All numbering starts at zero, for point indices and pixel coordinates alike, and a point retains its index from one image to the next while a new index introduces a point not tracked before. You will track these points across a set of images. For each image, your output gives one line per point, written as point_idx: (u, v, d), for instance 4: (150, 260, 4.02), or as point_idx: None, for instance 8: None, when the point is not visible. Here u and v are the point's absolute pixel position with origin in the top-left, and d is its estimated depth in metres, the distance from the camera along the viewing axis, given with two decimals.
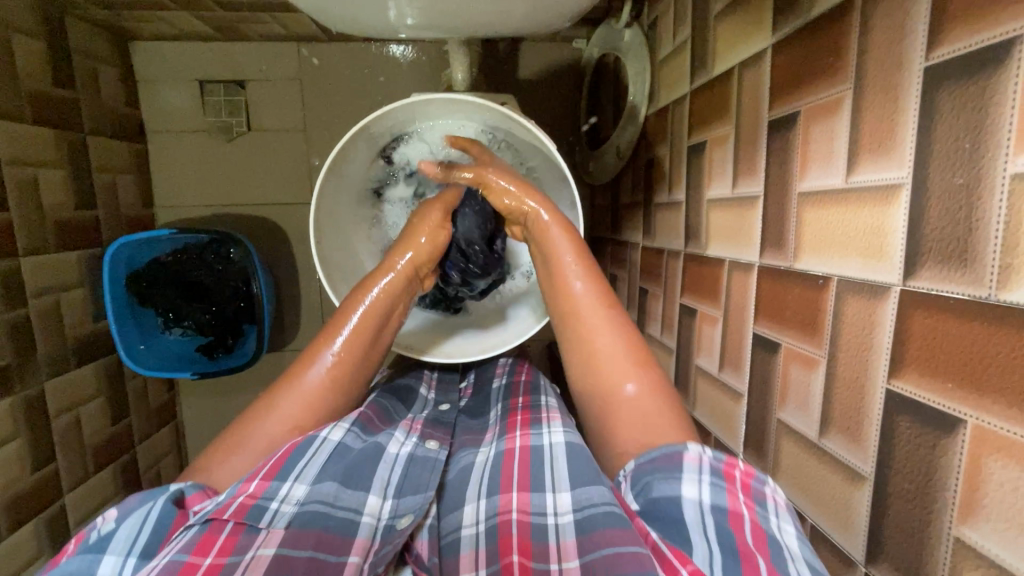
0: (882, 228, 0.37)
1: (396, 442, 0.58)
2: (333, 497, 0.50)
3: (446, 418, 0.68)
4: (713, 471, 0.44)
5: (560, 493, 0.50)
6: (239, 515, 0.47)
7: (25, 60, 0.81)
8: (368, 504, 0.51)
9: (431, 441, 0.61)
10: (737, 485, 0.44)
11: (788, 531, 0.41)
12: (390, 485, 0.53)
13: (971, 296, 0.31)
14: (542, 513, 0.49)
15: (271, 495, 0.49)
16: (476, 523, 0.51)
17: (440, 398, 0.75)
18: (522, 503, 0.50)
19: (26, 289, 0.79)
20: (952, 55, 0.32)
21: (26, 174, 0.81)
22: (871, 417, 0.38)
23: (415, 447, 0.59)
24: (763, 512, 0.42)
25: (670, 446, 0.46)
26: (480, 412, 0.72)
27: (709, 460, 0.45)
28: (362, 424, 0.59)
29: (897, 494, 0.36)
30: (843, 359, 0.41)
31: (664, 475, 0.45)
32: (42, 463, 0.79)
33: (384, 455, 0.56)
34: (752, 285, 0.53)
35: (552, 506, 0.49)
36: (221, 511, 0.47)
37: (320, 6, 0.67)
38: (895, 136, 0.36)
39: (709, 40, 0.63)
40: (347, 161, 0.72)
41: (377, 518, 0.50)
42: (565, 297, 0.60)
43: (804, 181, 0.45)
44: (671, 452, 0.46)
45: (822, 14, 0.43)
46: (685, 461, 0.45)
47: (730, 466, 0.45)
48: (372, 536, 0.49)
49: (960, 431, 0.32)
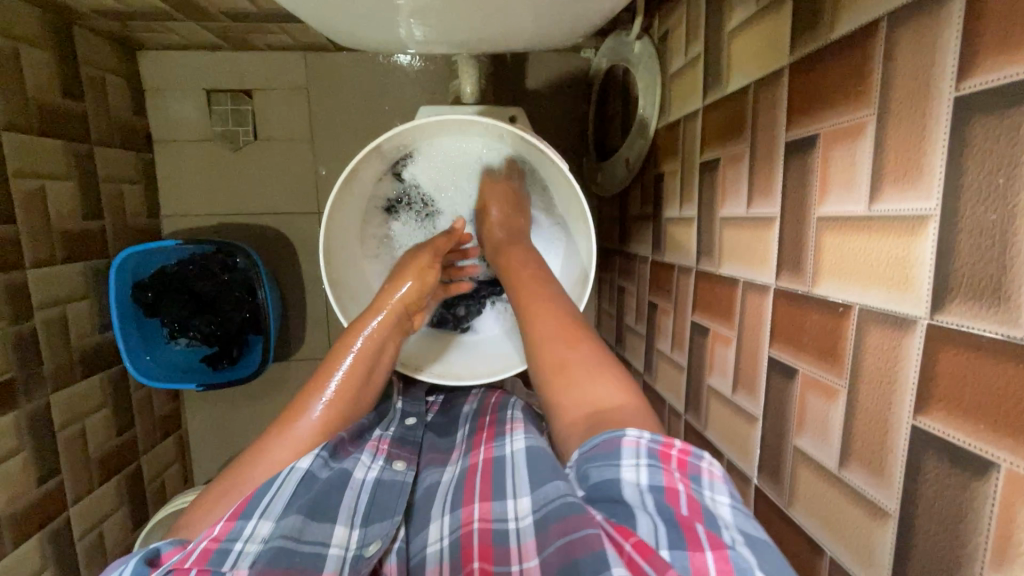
0: (907, 260, 0.36)
1: (362, 467, 0.60)
2: (298, 531, 0.51)
3: (414, 436, 0.67)
4: (650, 453, 0.41)
5: (520, 499, 0.51)
6: (201, 561, 0.47)
7: (32, 71, 0.81)
8: (335, 535, 0.53)
9: (398, 461, 0.62)
10: (674, 464, 0.41)
11: (722, 503, 0.39)
12: (357, 513, 0.55)
13: (1003, 335, 0.30)
14: (503, 520, 0.50)
15: (236, 536, 0.49)
16: (440, 539, 0.53)
17: (409, 409, 0.73)
18: (484, 512, 0.52)
19: (32, 301, 0.79)
20: (985, 86, 0.31)
21: (33, 186, 0.80)
22: (895, 451, 0.37)
23: (381, 471, 0.60)
24: (699, 488, 0.40)
25: (611, 431, 0.43)
26: (450, 429, 0.72)
27: (647, 443, 0.41)
28: (332, 449, 0.59)
29: (925, 534, 0.35)
30: (864, 390, 0.40)
31: (597, 461, 0.42)
32: (47, 476, 0.79)
33: (351, 481, 0.57)
34: (768, 308, 0.52)
35: (512, 511, 0.50)
36: (183, 560, 0.46)
37: (329, 22, 0.67)
38: (922, 165, 0.35)
39: (723, 56, 0.63)
40: (356, 179, 0.72)
41: (345, 548, 0.52)
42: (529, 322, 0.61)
43: (824, 205, 0.44)
44: (606, 438, 0.43)
45: (844, 37, 0.42)
46: (622, 446, 0.42)
47: (667, 445, 0.42)
48: (340, 567, 0.51)
49: (992, 475, 0.30)
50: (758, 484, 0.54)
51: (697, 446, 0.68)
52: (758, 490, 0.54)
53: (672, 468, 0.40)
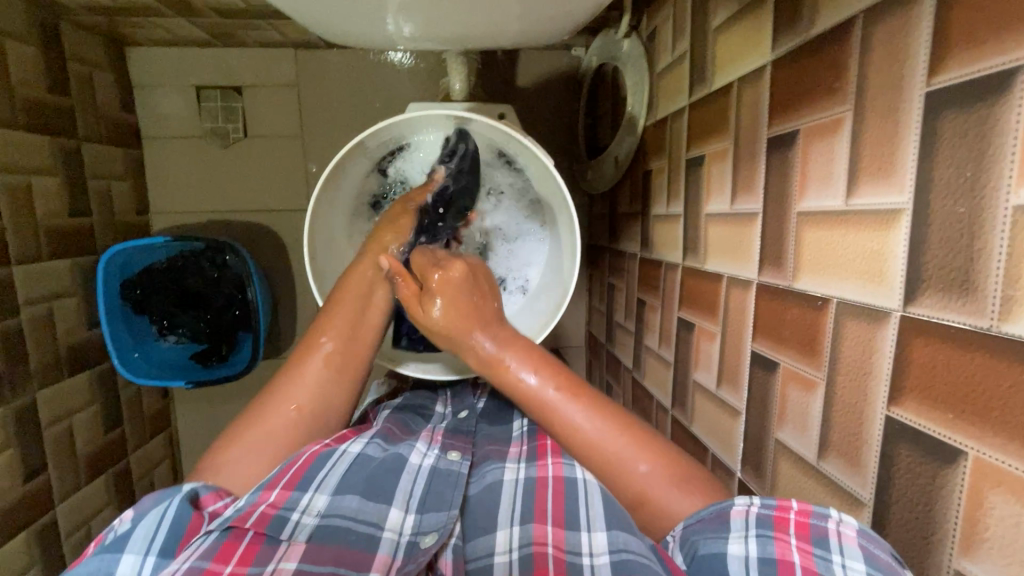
0: (881, 253, 0.36)
1: (418, 453, 0.58)
2: (355, 512, 0.51)
3: (467, 427, 0.67)
4: (762, 522, 0.41)
5: (596, 532, 0.49)
6: (260, 524, 0.47)
7: (18, 66, 0.80)
8: (390, 518, 0.51)
9: (453, 452, 0.59)
10: (793, 530, 0.40)
11: (858, 573, 0.36)
12: (413, 498, 0.53)
13: (971, 326, 0.30)
14: (577, 553, 0.48)
15: (292, 505, 0.50)
16: (509, 550, 0.50)
17: (457, 409, 0.73)
18: (557, 539, 0.50)
19: (18, 297, 0.78)
20: (953, 82, 0.31)
21: (19, 182, 0.80)
22: (869, 442, 0.38)
23: (437, 459, 0.57)
24: (825, 558, 0.38)
25: (718, 503, 0.44)
26: (501, 418, 0.71)
27: (757, 511, 0.42)
28: (384, 436, 0.60)
29: (898, 523, 0.36)
30: (842, 382, 0.40)
31: (705, 533, 0.44)
32: (34, 474, 0.78)
33: (407, 467, 0.56)
34: (751, 303, 0.53)
35: (587, 545, 0.49)
36: (241, 519, 0.47)
37: (317, 17, 0.66)
38: (895, 159, 0.35)
39: (708, 53, 0.63)
40: (342, 175, 0.72)
41: (398, 533, 0.50)
42: (561, 425, 0.54)
43: (804, 201, 0.45)
44: (714, 513, 0.44)
45: (823, 34, 0.42)
46: (730, 518, 0.43)
47: (782, 509, 0.41)
48: (394, 552, 0.48)
49: (960, 463, 0.31)
50: (741, 478, 0.55)
51: (683, 441, 0.69)
52: (741, 483, 0.55)
53: (788, 534, 0.40)
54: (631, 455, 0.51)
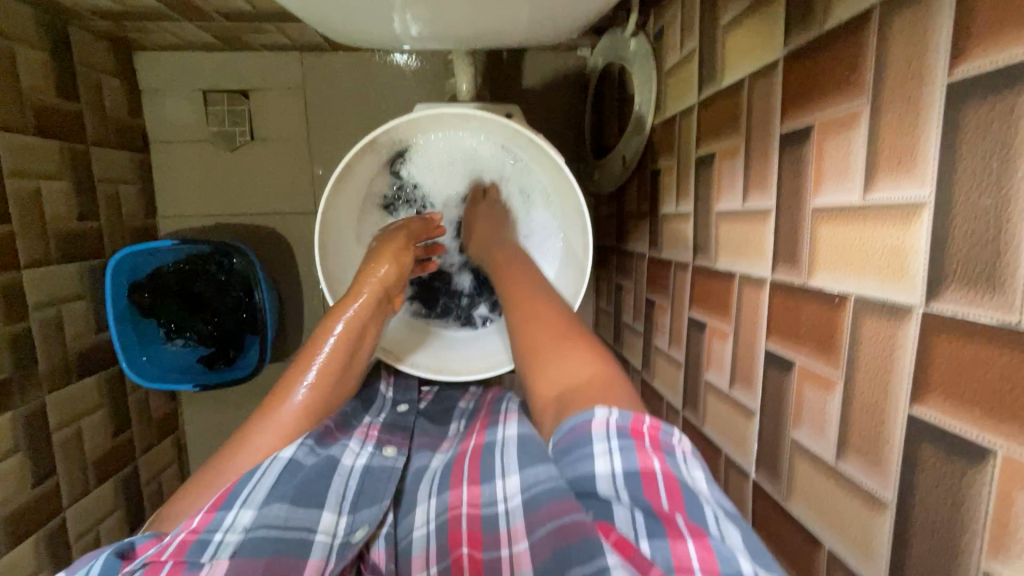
0: (902, 248, 0.36)
1: (351, 453, 0.60)
2: (283, 519, 0.51)
3: (405, 421, 0.68)
4: (621, 432, 0.40)
5: (510, 480, 0.51)
6: (179, 554, 0.45)
7: (27, 71, 0.81)
8: (322, 522, 0.53)
9: (388, 447, 0.63)
10: (646, 441, 0.40)
11: (698, 476, 0.39)
12: (346, 500, 0.55)
13: (998, 321, 0.30)
14: (491, 505, 0.52)
15: (215, 527, 0.48)
16: (427, 523, 0.55)
17: (398, 397, 0.74)
18: (473, 497, 0.54)
19: (26, 300, 0.79)
20: (976, 71, 0.31)
21: (27, 185, 0.80)
22: (891, 441, 0.37)
23: (372, 458, 0.60)
24: (672, 462, 0.39)
25: (579, 416, 0.42)
26: (440, 416, 0.73)
27: (615, 423, 0.40)
28: (319, 436, 0.58)
29: (921, 525, 0.35)
30: (861, 379, 0.40)
31: (571, 449, 0.41)
32: (42, 478, 0.78)
33: (339, 468, 0.57)
34: (764, 301, 0.52)
35: (500, 495, 0.51)
36: (159, 553, 0.45)
37: (326, 19, 0.67)
38: (916, 152, 0.35)
39: (718, 51, 0.63)
40: (352, 174, 0.72)
41: (331, 535, 0.52)
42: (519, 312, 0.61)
43: (819, 196, 0.44)
44: (577, 424, 0.42)
45: (839, 26, 0.42)
46: (592, 430, 0.41)
47: (637, 423, 0.41)
48: (328, 555, 0.51)
49: (989, 462, 0.30)
50: (756, 479, 0.54)
51: (695, 442, 0.68)
52: (756, 485, 0.54)
53: (644, 444, 0.39)
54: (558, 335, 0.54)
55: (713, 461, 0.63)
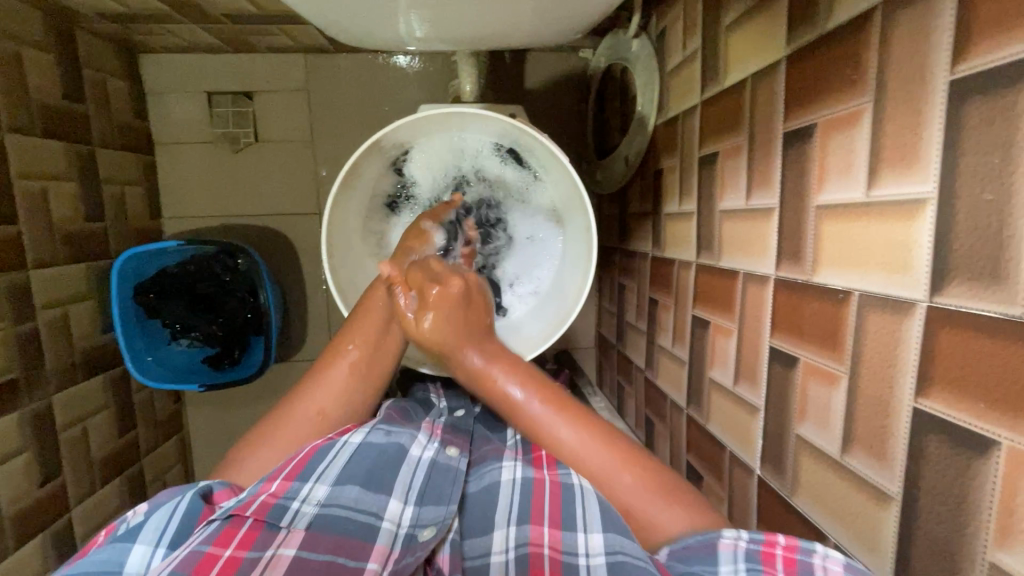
0: (906, 244, 0.36)
1: (419, 445, 0.59)
2: (354, 502, 0.51)
3: (464, 424, 0.67)
4: (749, 555, 0.41)
5: (592, 534, 0.50)
6: (260, 512, 0.48)
7: (34, 74, 0.81)
8: (389, 509, 0.51)
9: (451, 447, 0.60)
10: (779, 564, 0.40)
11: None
12: (413, 491, 0.54)
13: (1002, 314, 0.30)
14: (573, 553, 0.49)
15: (292, 495, 0.50)
16: (505, 550, 0.52)
17: (453, 405, 0.73)
18: (554, 540, 0.51)
19: (34, 301, 0.79)
20: (978, 69, 0.31)
21: (35, 187, 0.81)
22: (896, 435, 0.37)
23: (437, 453, 0.58)
24: None
25: (705, 534, 0.44)
26: (501, 417, 0.71)
27: (745, 545, 0.42)
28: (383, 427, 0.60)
29: (927, 517, 0.35)
30: (866, 374, 0.40)
31: (689, 561, 0.43)
32: (49, 477, 0.79)
33: (407, 458, 0.57)
34: (768, 298, 0.53)
35: (584, 546, 0.49)
36: (243, 507, 0.48)
37: (332, 20, 0.67)
38: (919, 149, 0.35)
39: (720, 51, 0.63)
40: (358, 174, 0.73)
41: (397, 524, 0.51)
42: (554, 448, 0.53)
43: (822, 194, 0.45)
44: (702, 540, 0.44)
45: (840, 26, 0.42)
46: (718, 550, 0.43)
47: (770, 544, 0.42)
48: (392, 542, 0.49)
49: (994, 453, 0.31)
50: (761, 475, 0.54)
51: (699, 440, 0.68)
52: (761, 481, 0.54)
53: (776, 570, 0.40)
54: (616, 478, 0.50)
55: (717, 458, 0.63)
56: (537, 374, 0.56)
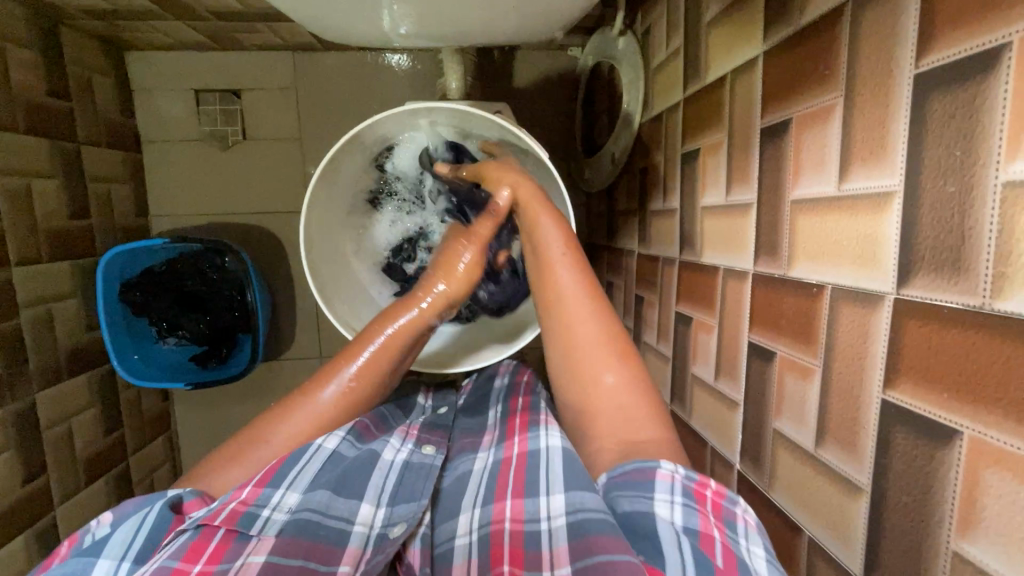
0: (875, 236, 0.36)
1: (392, 448, 0.59)
2: (325, 506, 0.51)
3: (442, 422, 0.68)
4: (685, 492, 0.43)
5: (554, 496, 0.49)
6: (230, 522, 0.47)
7: (17, 70, 0.81)
8: (360, 513, 0.52)
9: (426, 446, 0.61)
10: (709, 506, 0.42)
11: (758, 555, 0.40)
12: (385, 493, 0.54)
13: (965, 305, 0.30)
14: (536, 520, 0.48)
15: (263, 503, 0.50)
16: (470, 532, 0.51)
17: (438, 403, 0.75)
18: (517, 512, 0.50)
19: (16, 299, 0.79)
20: (940, 62, 0.32)
21: (18, 184, 0.80)
22: (866, 427, 0.38)
23: (410, 454, 0.59)
24: (732, 536, 0.41)
25: (644, 461, 0.45)
26: (479, 410, 0.71)
27: (681, 480, 0.43)
28: (357, 433, 0.59)
29: (895, 508, 0.35)
30: (838, 368, 0.40)
31: (631, 492, 0.44)
32: (32, 476, 0.78)
33: (379, 462, 0.57)
34: (747, 293, 0.53)
35: (545, 510, 0.49)
36: (211, 518, 0.47)
37: (314, 17, 0.67)
38: (887, 143, 0.35)
39: (701, 48, 0.63)
40: (339, 170, 0.73)
41: (369, 527, 0.51)
42: (568, 328, 0.55)
43: (797, 188, 0.45)
44: (641, 466, 0.44)
45: (813, 22, 0.43)
46: (656, 479, 0.43)
47: (702, 485, 0.44)
48: (364, 544, 0.49)
49: (957, 443, 0.31)
50: (740, 470, 0.55)
51: (682, 436, 0.68)
52: (740, 475, 0.55)
53: (707, 510, 0.42)
54: (605, 365, 0.52)
55: (699, 454, 0.64)
56: (585, 270, 0.58)
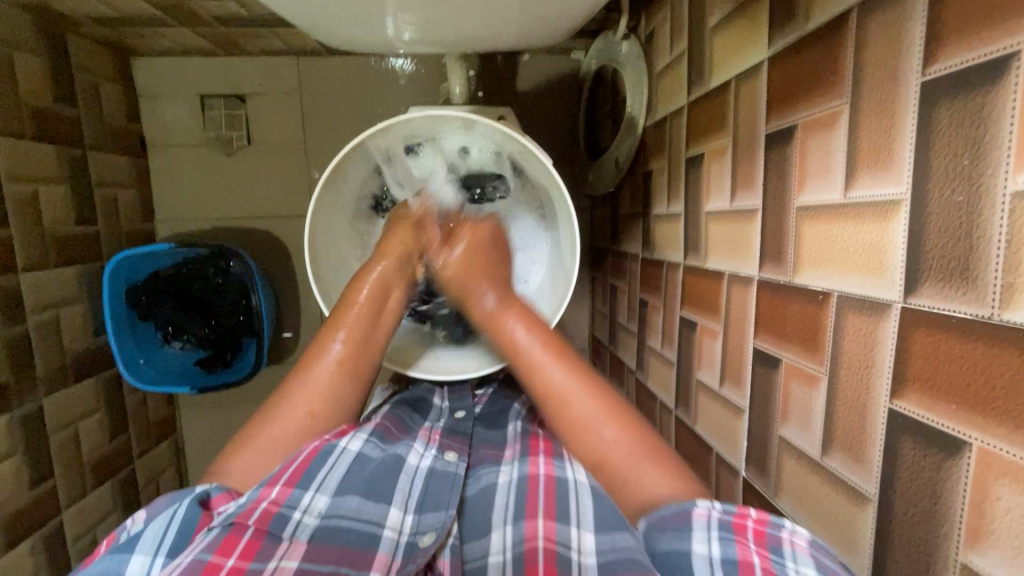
0: (881, 245, 0.36)
1: (416, 454, 0.58)
2: (355, 511, 0.51)
3: (463, 428, 0.67)
4: (722, 525, 0.42)
5: (585, 532, 0.49)
6: (262, 522, 0.47)
7: (25, 78, 0.82)
8: (390, 517, 0.51)
9: (450, 453, 0.60)
10: (750, 536, 0.41)
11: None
12: (412, 498, 0.54)
13: (973, 316, 0.30)
14: (567, 547, 0.48)
15: (294, 504, 0.50)
16: (503, 551, 0.50)
17: (454, 405, 0.73)
18: (548, 531, 0.50)
19: (24, 304, 0.79)
20: (948, 70, 0.31)
21: (25, 190, 0.81)
22: (873, 435, 0.37)
23: (434, 461, 0.58)
24: (778, 560, 0.39)
25: (680, 504, 0.44)
26: (497, 423, 0.70)
27: (718, 515, 0.42)
28: (380, 434, 0.60)
29: (903, 518, 0.35)
30: (845, 376, 0.40)
31: (667, 532, 0.43)
32: (40, 480, 0.79)
33: (404, 467, 0.56)
34: (752, 299, 0.53)
35: (576, 542, 0.48)
36: (244, 516, 0.47)
37: (318, 24, 0.67)
38: (893, 150, 0.35)
39: (706, 52, 0.63)
40: (343, 176, 0.73)
41: (398, 532, 0.51)
42: (549, 399, 0.57)
43: (802, 195, 0.45)
44: (676, 510, 0.44)
45: (818, 28, 0.43)
46: (692, 518, 0.43)
47: (741, 517, 0.42)
48: (394, 551, 0.49)
49: (965, 454, 0.31)
50: (746, 476, 0.54)
51: (687, 441, 0.68)
52: (746, 482, 0.54)
53: (747, 539, 0.41)
54: (598, 423, 0.54)
55: (704, 460, 0.63)
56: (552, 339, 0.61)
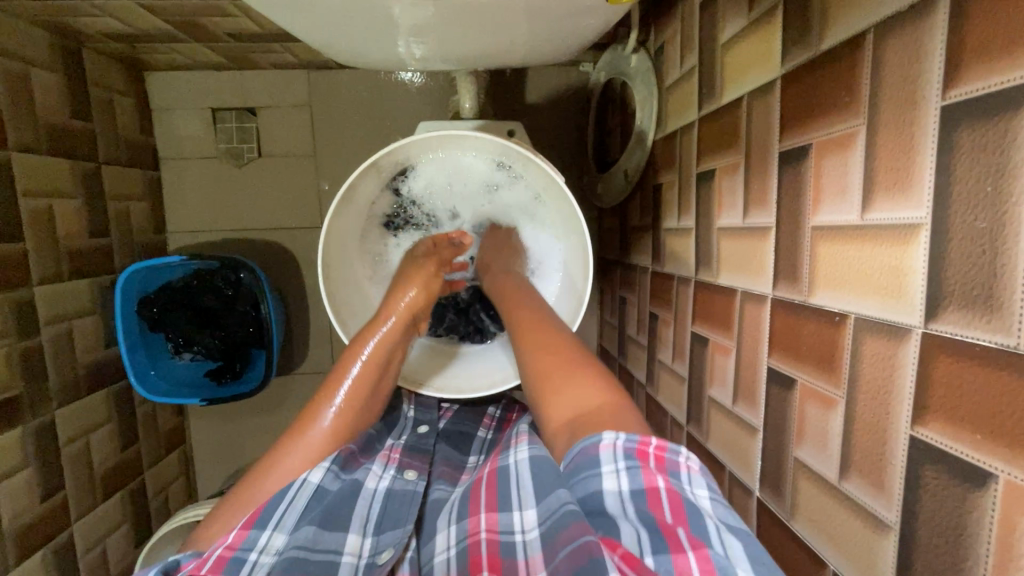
0: (900, 268, 0.36)
1: (374, 476, 0.60)
2: (311, 541, 0.53)
3: (426, 444, 0.68)
4: (627, 454, 0.41)
5: (527, 510, 0.49)
6: (217, 569, 0.50)
7: (42, 94, 0.83)
8: (348, 543, 0.54)
9: (408, 471, 0.62)
10: (652, 463, 0.40)
11: (703, 497, 0.39)
12: (370, 522, 0.57)
13: (998, 344, 0.30)
14: (511, 532, 0.49)
15: (249, 546, 0.52)
16: (449, 549, 0.54)
17: (420, 417, 0.73)
18: (491, 522, 0.51)
19: (37, 316, 0.80)
20: (971, 94, 0.31)
21: (40, 204, 0.82)
22: (894, 459, 0.37)
23: (392, 481, 0.61)
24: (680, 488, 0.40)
25: (587, 437, 0.43)
26: (461, 443, 0.71)
27: (622, 444, 0.41)
28: (343, 460, 0.59)
29: (925, 548, 0.34)
30: (863, 400, 0.39)
31: (583, 467, 0.42)
32: (52, 492, 0.79)
33: (362, 491, 0.58)
34: (765, 316, 0.52)
35: (519, 523, 0.49)
36: (198, 567, 0.50)
37: (329, 42, 0.68)
38: (913, 173, 0.35)
39: (717, 67, 0.63)
40: (354, 196, 0.73)
41: (357, 556, 0.54)
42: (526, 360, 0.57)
43: (818, 215, 0.44)
44: (585, 446, 0.42)
45: (834, 48, 0.42)
46: (600, 451, 0.41)
47: (643, 443, 0.41)
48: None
49: (991, 486, 0.30)
50: (760, 497, 0.54)
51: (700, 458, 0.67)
52: (760, 503, 0.54)
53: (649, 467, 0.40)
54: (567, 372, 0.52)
55: (718, 478, 0.62)
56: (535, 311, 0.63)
